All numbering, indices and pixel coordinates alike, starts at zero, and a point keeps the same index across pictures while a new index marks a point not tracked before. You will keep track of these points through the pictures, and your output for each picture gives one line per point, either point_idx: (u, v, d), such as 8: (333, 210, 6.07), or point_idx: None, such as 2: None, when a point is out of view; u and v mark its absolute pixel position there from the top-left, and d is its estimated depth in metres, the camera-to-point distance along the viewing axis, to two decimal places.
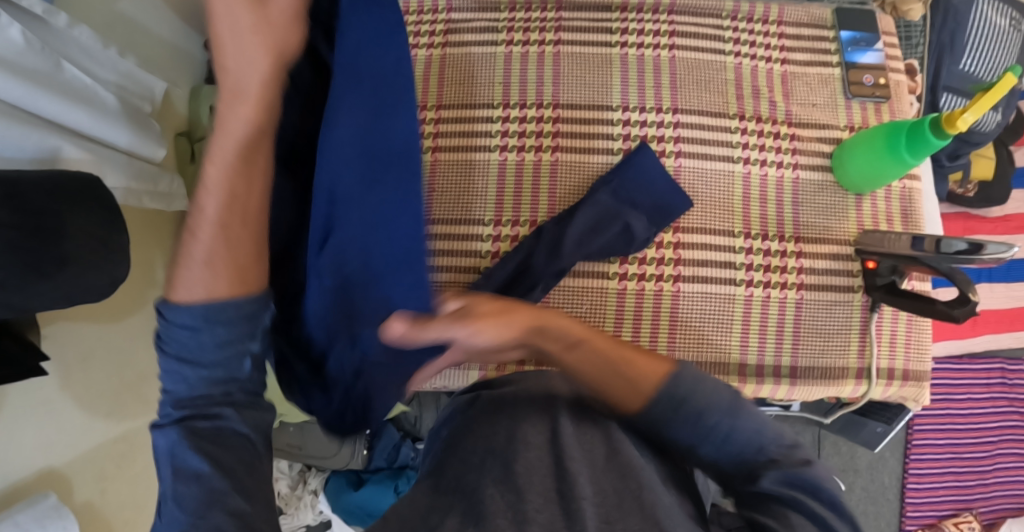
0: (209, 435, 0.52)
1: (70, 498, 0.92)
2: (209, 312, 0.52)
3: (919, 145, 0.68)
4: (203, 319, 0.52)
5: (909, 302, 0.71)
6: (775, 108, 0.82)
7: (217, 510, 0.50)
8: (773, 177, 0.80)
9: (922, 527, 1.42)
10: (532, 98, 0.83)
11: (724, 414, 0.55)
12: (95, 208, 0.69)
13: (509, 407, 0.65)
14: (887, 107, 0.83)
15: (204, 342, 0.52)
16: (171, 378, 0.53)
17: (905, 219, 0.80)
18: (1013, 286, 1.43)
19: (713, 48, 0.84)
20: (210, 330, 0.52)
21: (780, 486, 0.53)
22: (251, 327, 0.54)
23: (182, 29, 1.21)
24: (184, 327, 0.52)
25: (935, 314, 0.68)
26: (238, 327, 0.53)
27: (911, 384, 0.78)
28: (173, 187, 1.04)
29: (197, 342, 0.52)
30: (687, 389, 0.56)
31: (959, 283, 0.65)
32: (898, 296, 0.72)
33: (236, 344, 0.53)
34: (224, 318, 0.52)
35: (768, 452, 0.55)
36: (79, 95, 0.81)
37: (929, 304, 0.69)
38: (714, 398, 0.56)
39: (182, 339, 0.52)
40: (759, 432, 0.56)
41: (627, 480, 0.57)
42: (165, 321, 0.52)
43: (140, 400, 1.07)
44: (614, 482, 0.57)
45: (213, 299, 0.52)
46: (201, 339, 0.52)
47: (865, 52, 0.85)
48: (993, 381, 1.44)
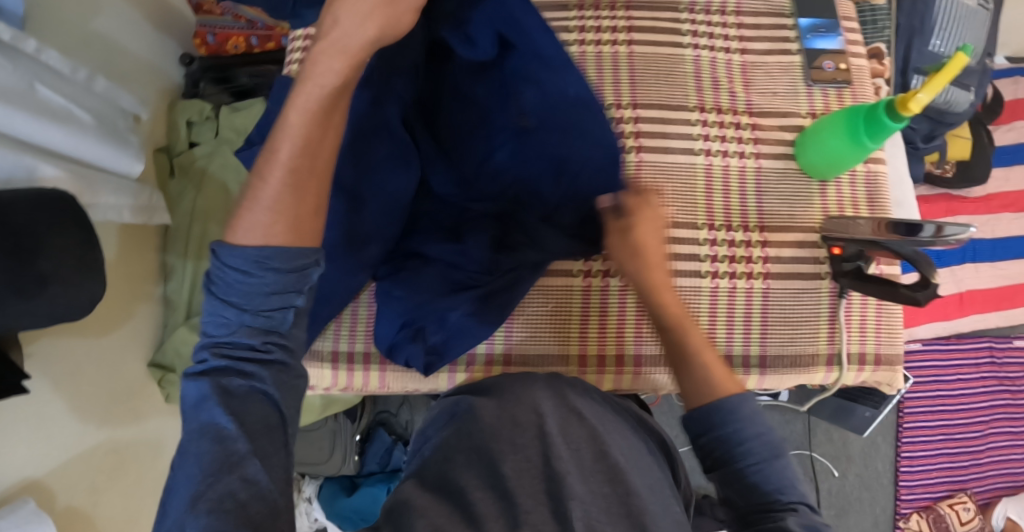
0: (237, 393, 0.49)
1: (54, 505, 0.91)
2: (260, 257, 0.50)
3: (876, 129, 0.68)
4: (252, 261, 0.50)
5: (874, 287, 0.72)
6: (734, 99, 0.83)
7: (233, 475, 0.45)
8: (735, 167, 0.80)
9: (917, 510, 1.41)
10: None
11: (753, 437, 0.58)
12: (74, 227, 0.73)
13: (498, 407, 0.65)
14: (849, 92, 0.84)
15: (251, 287, 0.50)
16: (212, 315, 0.52)
17: (871, 203, 0.80)
18: (998, 265, 1.44)
19: (672, 40, 0.84)
20: (263, 275, 0.50)
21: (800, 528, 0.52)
22: (298, 280, 0.52)
23: (158, 44, 1.21)
24: (237, 268, 0.50)
25: (900, 299, 0.69)
26: (285, 278, 0.51)
27: (884, 368, 0.78)
28: (153, 201, 1.04)
29: (241, 286, 0.51)
30: (742, 409, 0.59)
31: (920, 267, 0.65)
32: (864, 281, 0.73)
33: (282, 295, 0.51)
34: (274, 265, 0.50)
35: (793, 497, 0.56)
36: (55, 114, 0.82)
37: (892, 289, 0.70)
38: (759, 434, 0.58)
39: (233, 283, 0.51)
40: (786, 477, 0.56)
41: (616, 485, 0.58)
42: (219, 261, 0.51)
43: (128, 413, 1.08)
44: (603, 485, 0.57)
45: (268, 245, 0.50)
46: (251, 282, 0.50)
47: (825, 38, 0.85)
48: (981, 360, 1.44)
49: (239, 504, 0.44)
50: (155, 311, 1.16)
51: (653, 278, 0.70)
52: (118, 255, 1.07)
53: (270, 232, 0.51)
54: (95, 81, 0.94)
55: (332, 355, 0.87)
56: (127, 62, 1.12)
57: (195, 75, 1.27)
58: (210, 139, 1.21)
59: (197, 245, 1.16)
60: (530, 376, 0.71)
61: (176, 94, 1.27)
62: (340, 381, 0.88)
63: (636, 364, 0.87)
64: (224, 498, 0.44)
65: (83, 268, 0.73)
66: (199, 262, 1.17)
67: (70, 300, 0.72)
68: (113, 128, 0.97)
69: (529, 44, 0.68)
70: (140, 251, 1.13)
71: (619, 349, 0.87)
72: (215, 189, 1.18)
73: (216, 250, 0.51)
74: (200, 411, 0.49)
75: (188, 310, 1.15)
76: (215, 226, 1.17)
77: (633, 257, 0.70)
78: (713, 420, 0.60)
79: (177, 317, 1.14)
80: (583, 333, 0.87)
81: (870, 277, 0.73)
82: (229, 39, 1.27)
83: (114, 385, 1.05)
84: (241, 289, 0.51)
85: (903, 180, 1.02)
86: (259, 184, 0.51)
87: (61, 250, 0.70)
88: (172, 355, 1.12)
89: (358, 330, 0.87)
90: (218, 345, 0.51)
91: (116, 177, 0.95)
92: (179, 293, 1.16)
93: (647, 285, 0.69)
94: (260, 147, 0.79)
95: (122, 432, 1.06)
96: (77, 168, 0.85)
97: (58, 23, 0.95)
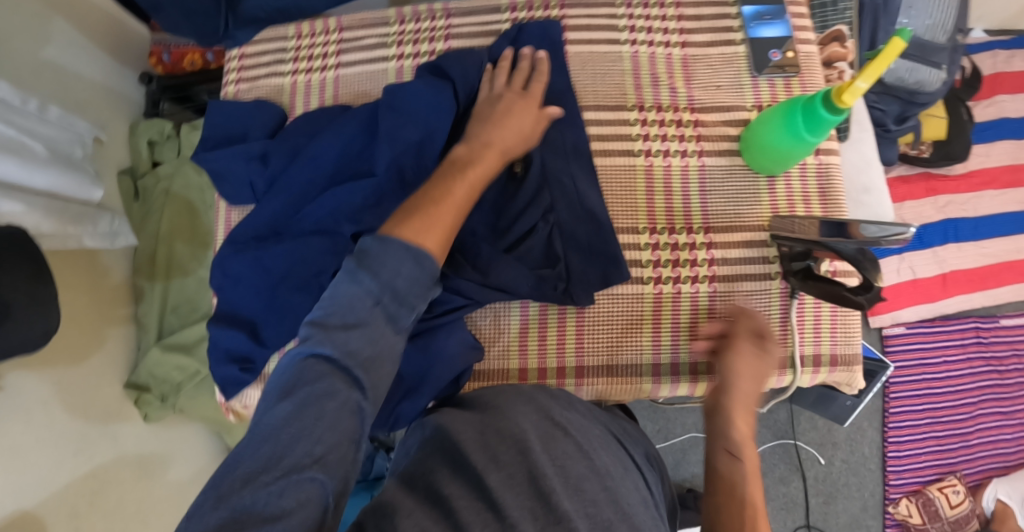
0: (319, 384, 0.48)
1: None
2: (417, 252, 0.56)
3: (815, 124, 0.66)
4: (411, 252, 0.56)
5: (823, 288, 0.70)
6: (676, 96, 0.81)
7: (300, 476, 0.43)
8: (678, 166, 0.79)
9: (907, 495, 1.38)
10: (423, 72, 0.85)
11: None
12: (25, 266, 0.72)
13: (481, 421, 0.63)
14: (798, 81, 0.81)
15: (395, 271, 0.55)
16: (347, 292, 0.53)
17: (824, 198, 0.78)
18: (981, 244, 1.41)
19: (608, 38, 0.82)
20: (406, 265, 0.55)
21: None
22: (422, 290, 0.57)
23: (114, 66, 1.20)
24: (392, 257, 0.55)
25: (842, 301, 0.68)
26: (417, 281, 0.56)
27: (841, 369, 0.77)
28: (116, 225, 1.01)
29: (382, 281, 0.54)
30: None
31: (866, 270, 0.65)
32: (814, 282, 0.71)
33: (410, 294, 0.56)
34: (419, 262, 0.56)
35: None
36: (8, 148, 0.80)
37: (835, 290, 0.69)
38: None
39: (382, 259, 0.55)
40: None
41: (600, 507, 0.56)
42: (376, 252, 0.55)
43: (109, 437, 1.03)
44: (588, 506, 0.56)
45: (419, 247, 0.57)
46: (394, 264, 0.55)
47: (770, 26, 0.82)
48: (967, 341, 1.42)
49: (297, 501, 0.42)
50: (128, 332, 1.14)
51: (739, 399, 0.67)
52: (83, 282, 1.04)
53: (424, 235, 0.58)
54: (48, 109, 0.93)
55: None
56: (81, 88, 1.10)
57: (154, 95, 1.25)
58: (172, 158, 1.20)
59: (165, 266, 1.16)
60: (508, 389, 0.70)
61: (136, 114, 1.25)
62: None
63: (578, 375, 0.77)
64: (287, 493, 0.42)
65: (33, 303, 0.72)
66: (167, 282, 1.16)
67: (22, 335, 0.71)
68: (69, 157, 0.94)
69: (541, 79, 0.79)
70: (109, 272, 1.11)
71: (560, 361, 0.78)
72: (179, 210, 1.17)
73: (375, 235, 0.57)
74: (289, 397, 0.47)
75: (159, 330, 1.14)
76: (181, 246, 1.17)
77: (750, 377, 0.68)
78: None
79: (148, 337, 1.13)
80: (522, 345, 0.78)
81: (819, 276, 0.72)
82: (184, 56, 1.26)
83: (89, 408, 1.01)
84: (388, 268, 0.55)
85: (871, 166, 1.01)
86: (432, 204, 0.61)
87: (11, 287, 0.70)
88: (147, 376, 1.10)
89: None
90: (331, 322, 0.52)
91: (77, 205, 0.93)
92: (149, 314, 1.15)
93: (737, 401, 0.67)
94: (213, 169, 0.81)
95: (101, 456, 1.00)
96: (42, 201, 0.83)
97: (11, 54, 0.94)
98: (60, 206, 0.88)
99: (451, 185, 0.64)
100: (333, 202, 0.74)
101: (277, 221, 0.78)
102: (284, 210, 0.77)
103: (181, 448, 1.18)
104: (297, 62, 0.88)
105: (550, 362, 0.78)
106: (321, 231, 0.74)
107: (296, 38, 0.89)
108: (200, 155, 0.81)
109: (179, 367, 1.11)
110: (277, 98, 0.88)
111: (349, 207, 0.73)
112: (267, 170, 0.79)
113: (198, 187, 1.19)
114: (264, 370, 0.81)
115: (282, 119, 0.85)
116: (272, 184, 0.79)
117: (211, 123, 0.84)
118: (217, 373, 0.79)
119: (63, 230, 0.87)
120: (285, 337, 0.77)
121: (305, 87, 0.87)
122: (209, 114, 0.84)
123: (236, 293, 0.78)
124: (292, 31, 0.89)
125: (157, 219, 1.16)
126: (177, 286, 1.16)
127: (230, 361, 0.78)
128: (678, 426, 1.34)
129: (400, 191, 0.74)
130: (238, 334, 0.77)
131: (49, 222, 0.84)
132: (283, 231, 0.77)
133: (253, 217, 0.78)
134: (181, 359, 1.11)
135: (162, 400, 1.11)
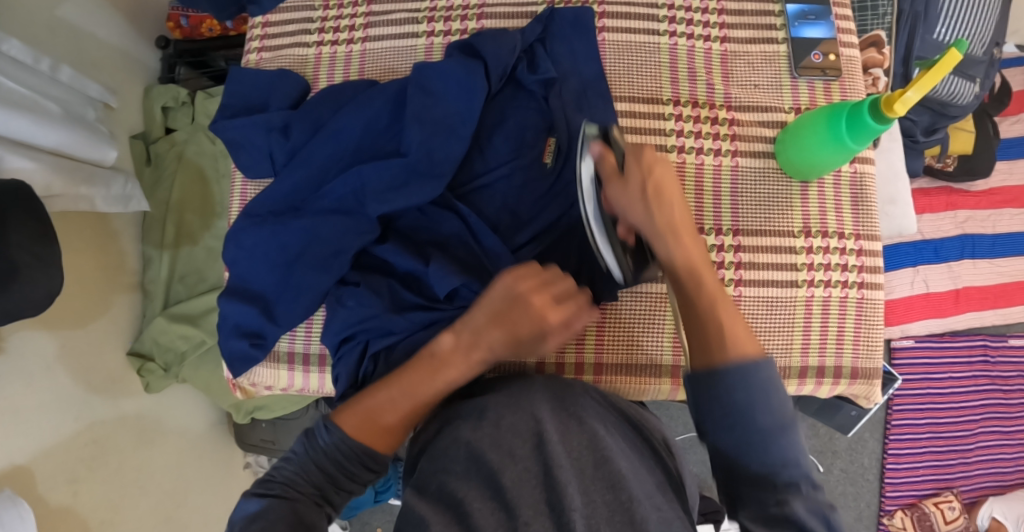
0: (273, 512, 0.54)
1: (35, 499, 0.85)
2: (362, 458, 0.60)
3: (859, 130, 0.65)
4: (355, 454, 0.60)
5: (643, 210, 0.63)
6: (713, 92, 0.79)
7: None
8: (710, 165, 0.77)
9: (902, 507, 1.38)
10: (456, 33, 0.82)
11: (765, 410, 0.51)
12: (33, 226, 0.69)
13: (492, 416, 0.61)
14: (838, 85, 0.79)
15: (343, 459, 0.60)
16: (294, 463, 0.59)
17: (856, 206, 0.77)
18: (997, 262, 1.40)
19: (647, 28, 0.81)
20: (353, 461, 0.60)
21: (808, 516, 0.48)
22: (366, 474, 0.61)
23: (131, 26, 1.16)
24: (339, 445, 0.60)
25: (660, 201, 0.64)
26: (362, 470, 0.61)
27: (861, 382, 0.76)
28: (129, 189, 0.99)
29: (322, 462, 0.59)
30: (755, 375, 0.52)
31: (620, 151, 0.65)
32: (635, 213, 0.64)
33: (355, 481, 0.61)
34: (363, 461, 0.60)
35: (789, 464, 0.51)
36: (20, 103, 0.77)
37: (643, 198, 0.63)
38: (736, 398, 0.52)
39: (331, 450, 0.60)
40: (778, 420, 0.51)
41: (618, 491, 0.55)
42: (326, 433, 0.60)
43: (111, 406, 1.01)
44: (604, 493, 0.55)
45: (362, 454, 0.60)
46: (338, 458, 0.60)
47: (814, 26, 0.80)
48: (975, 358, 1.41)
49: None
50: (134, 299, 1.12)
51: (664, 221, 0.63)
52: (91, 246, 1.01)
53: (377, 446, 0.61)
54: (61, 70, 0.90)
55: (288, 355, 0.80)
56: (96, 49, 1.06)
57: (171, 59, 1.21)
58: (186, 125, 1.17)
59: (174, 235, 1.13)
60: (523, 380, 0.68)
61: (152, 79, 1.22)
62: (297, 383, 0.80)
63: (596, 372, 0.77)
64: None
65: (40, 264, 0.69)
66: (176, 251, 1.13)
67: (28, 298, 0.68)
68: (82, 119, 0.91)
69: (576, 67, 0.78)
70: (117, 238, 1.08)
71: (578, 357, 0.77)
72: (192, 178, 1.15)
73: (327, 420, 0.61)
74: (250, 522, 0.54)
75: (165, 300, 1.12)
76: (192, 215, 1.15)
77: (649, 198, 0.63)
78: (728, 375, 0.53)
79: (154, 306, 1.11)
80: None
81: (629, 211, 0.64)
82: (202, 22, 1.23)
83: (92, 375, 0.99)
84: (331, 459, 0.60)
85: (899, 177, 1.00)
86: (391, 413, 0.63)
87: (18, 248, 0.67)
88: (151, 344, 1.09)
89: (315, 330, 0.80)
90: (281, 481, 0.58)
91: (89, 166, 0.90)
92: (156, 282, 1.13)
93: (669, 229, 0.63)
94: (233, 138, 0.79)
95: (102, 422, 0.98)
96: (47, 157, 0.80)
97: (24, 10, 0.90)
98: (71, 166, 0.85)
99: (414, 387, 0.64)
100: (357, 181, 0.73)
101: (296, 196, 0.76)
102: (304, 185, 0.76)
103: (181, 419, 1.17)
104: (323, 32, 0.85)
105: (568, 357, 0.77)
106: (340, 209, 0.74)
107: (323, 8, 0.86)
108: (218, 123, 0.79)
109: (183, 336, 1.09)
110: (300, 69, 0.85)
111: (375, 187, 0.72)
112: (289, 142, 0.77)
113: (211, 155, 1.17)
114: (274, 347, 0.79)
115: (304, 90, 0.82)
116: (293, 157, 0.76)
117: (230, 91, 0.81)
118: (224, 348, 0.77)
119: (73, 189, 0.84)
120: (299, 316, 0.75)
121: (330, 60, 0.84)
122: (229, 82, 0.81)
123: (250, 267, 0.75)
124: (319, 1, 0.86)
125: (169, 185, 1.14)
126: (186, 255, 1.14)
127: (240, 336, 0.76)
128: (680, 425, 1.33)
129: (428, 169, 0.72)
130: (250, 309, 0.75)
131: (59, 182, 0.81)
132: (301, 207, 0.76)
133: (271, 191, 0.76)
134: (186, 329, 1.10)
135: (165, 370, 1.09)
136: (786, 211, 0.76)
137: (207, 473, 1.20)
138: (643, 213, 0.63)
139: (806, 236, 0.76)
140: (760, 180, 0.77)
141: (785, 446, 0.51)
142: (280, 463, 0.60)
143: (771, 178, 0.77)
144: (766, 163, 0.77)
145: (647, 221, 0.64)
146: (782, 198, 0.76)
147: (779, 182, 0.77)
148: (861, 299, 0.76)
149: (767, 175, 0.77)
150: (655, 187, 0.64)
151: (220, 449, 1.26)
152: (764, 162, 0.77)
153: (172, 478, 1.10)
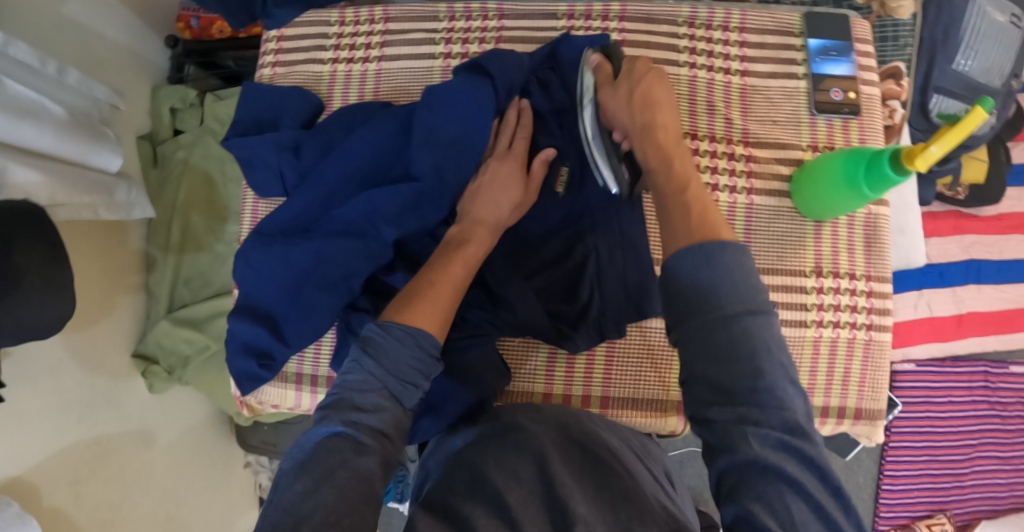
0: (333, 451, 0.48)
1: (38, 506, 0.85)
2: (418, 337, 0.56)
3: (876, 179, 0.64)
4: (412, 339, 0.56)
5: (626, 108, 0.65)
6: (730, 127, 0.79)
7: None
8: (725, 202, 0.77)
9: (894, 528, 1.40)
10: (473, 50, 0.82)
11: (732, 295, 0.48)
12: (43, 245, 0.69)
13: (496, 440, 0.61)
14: (856, 124, 0.79)
15: (402, 356, 0.55)
16: (354, 374, 0.54)
17: (868, 247, 0.77)
18: (1002, 288, 1.40)
19: (667, 58, 0.80)
20: (412, 348, 0.56)
21: (760, 443, 0.45)
22: (429, 366, 0.56)
23: (139, 25, 1.15)
24: (397, 340, 0.55)
25: (648, 91, 0.65)
26: (423, 361, 0.56)
27: (864, 422, 0.77)
28: (132, 195, 0.98)
29: (387, 365, 0.54)
30: (722, 258, 0.49)
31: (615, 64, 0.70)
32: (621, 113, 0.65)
33: (419, 377, 0.56)
34: (423, 345, 0.56)
35: (761, 378, 0.46)
36: (29, 115, 0.77)
37: (628, 93, 0.65)
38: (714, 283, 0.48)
39: (393, 349, 0.55)
40: (759, 341, 0.47)
41: (621, 512, 0.54)
42: (381, 333, 0.56)
43: (114, 408, 1.01)
44: (606, 512, 0.53)
45: (419, 336, 0.56)
46: (397, 357, 0.55)
47: (835, 62, 0.80)
48: (974, 384, 1.41)
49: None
50: (139, 301, 1.12)
51: (649, 120, 0.63)
52: (96, 248, 1.01)
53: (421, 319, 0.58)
54: (68, 73, 0.89)
55: (295, 377, 0.81)
56: (103, 49, 1.05)
57: (179, 59, 1.21)
58: (194, 127, 1.17)
59: (179, 240, 1.13)
60: (529, 408, 0.69)
61: (160, 79, 1.21)
62: (305, 403, 0.81)
63: (602, 404, 0.78)
64: None
65: (50, 281, 0.69)
66: (181, 254, 1.13)
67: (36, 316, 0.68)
68: (87, 122, 0.90)
69: None
70: (122, 240, 1.08)
71: (585, 389, 0.78)
72: (198, 181, 1.14)
73: (380, 322, 0.57)
74: (305, 473, 0.47)
75: (170, 303, 1.12)
76: (198, 218, 1.14)
77: (636, 102, 0.64)
78: (693, 256, 0.50)
79: (159, 309, 1.11)
80: (549, 369, 0.79)
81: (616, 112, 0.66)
82: (212, 23, 1.23)
83: (96, 377, 0.99)
84: (390, 362, 0.55)
85: (910, 208, 1.00)
86: (428, 286, 0.62)
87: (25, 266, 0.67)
88: (155, 347, 1.09)
89: (323, 351, 0.80)
90: (342, 405, 0.52)
91: (94, 172, 0.90)
92: (161, 284, 1.13)
93: (652, 127, 0.63)
94: (244, 157, 0.78)
95: (105, 424, 0.99)
96: (51, 166, 0.80)
97: (29, 10, 0.89)
98: (75, 175, 0.84)
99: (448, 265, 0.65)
100: (366, 201, 0.72)
101: (307, 218, 0.76)
102: (314, 207, 0.75)
103: (182, 420, 1.17)
104: (338, 49, 0.85)
105: (575, 389, 0.78)
106: (352, 231, 0.73)
107: (339, 24, 0.85)
108: (230, 141, 0.78)
109: (188, 339, 1.10)
110: (314, 86, 0.85)
111: (387, 210, 0.72)
112: (301, 162, 0.77)
113: (218, 159, 1.16)
114: (281, 367, 0.80)
115: (317, 109, 0.82)
116: (304, 178, 0.76)
117: (243, 108, 0.81)
118: (232, 367, 0.77)
119: (76, 198, 0.84)
120: (308, 338, 0.75)
121: (345, 79, 0.84)
122: (242, 99, 0.81)
123: (260, 287, 0.75)
124: (335, 16, 0.86)
125: (175, 186, 1.14)
126: (190, 259, 1.14)
127: (247, 356, 0.76)
128: (680, 439, 1.33)
129: (439, 196, 0.73)
130: (258, 329, 0.75)
131: (65, 192, 0.81)
132: (311, 228, 0.75)
133: (281, 212, 0.76)
134: (190, 333, 1.10)
135: (169, 373, 1.09)
136: (798, 252, 0.76)
137: (206, 472, 1.21)
138: (628, 114, 0.65)
139: (817, 277, 0.76)
140: (774, 220, 0.77)
141: (746, 339, 0.47)
142: (335, 387, 0.54)
143: (784, 220, 0.77)
144: (782, 201, 0.77)
145: (633, 124, 0.64)
146: (796, 239, 0.76)
147: (792, 223, 0.77)
148: (868, 341, 0.76)
149: (782, 215, 0.77)
150: (645, 96, 0.65)
151: (221, 451, 1.27)
152: (779, 202, 0.77)
153: (172, 478, 1.10)
